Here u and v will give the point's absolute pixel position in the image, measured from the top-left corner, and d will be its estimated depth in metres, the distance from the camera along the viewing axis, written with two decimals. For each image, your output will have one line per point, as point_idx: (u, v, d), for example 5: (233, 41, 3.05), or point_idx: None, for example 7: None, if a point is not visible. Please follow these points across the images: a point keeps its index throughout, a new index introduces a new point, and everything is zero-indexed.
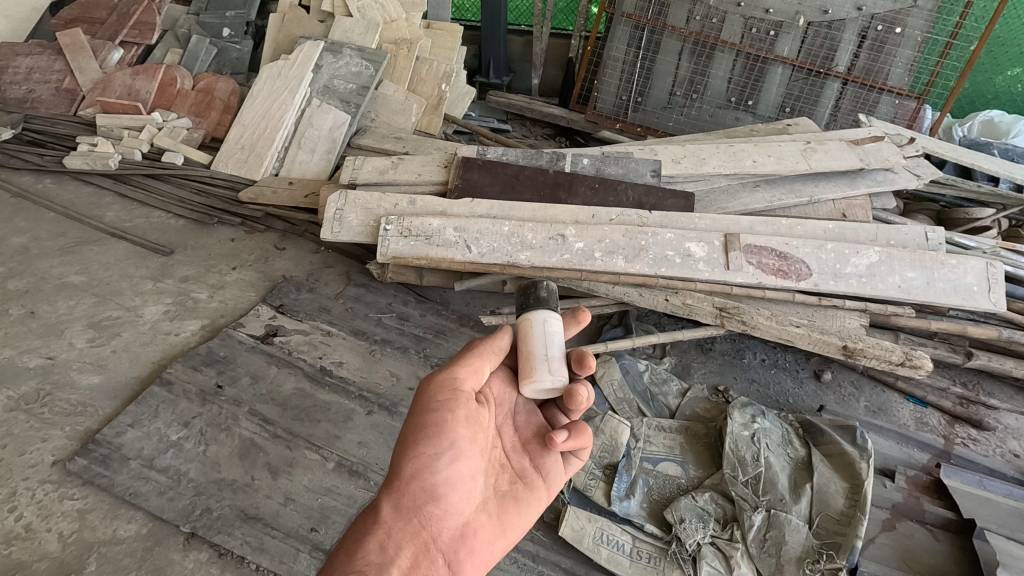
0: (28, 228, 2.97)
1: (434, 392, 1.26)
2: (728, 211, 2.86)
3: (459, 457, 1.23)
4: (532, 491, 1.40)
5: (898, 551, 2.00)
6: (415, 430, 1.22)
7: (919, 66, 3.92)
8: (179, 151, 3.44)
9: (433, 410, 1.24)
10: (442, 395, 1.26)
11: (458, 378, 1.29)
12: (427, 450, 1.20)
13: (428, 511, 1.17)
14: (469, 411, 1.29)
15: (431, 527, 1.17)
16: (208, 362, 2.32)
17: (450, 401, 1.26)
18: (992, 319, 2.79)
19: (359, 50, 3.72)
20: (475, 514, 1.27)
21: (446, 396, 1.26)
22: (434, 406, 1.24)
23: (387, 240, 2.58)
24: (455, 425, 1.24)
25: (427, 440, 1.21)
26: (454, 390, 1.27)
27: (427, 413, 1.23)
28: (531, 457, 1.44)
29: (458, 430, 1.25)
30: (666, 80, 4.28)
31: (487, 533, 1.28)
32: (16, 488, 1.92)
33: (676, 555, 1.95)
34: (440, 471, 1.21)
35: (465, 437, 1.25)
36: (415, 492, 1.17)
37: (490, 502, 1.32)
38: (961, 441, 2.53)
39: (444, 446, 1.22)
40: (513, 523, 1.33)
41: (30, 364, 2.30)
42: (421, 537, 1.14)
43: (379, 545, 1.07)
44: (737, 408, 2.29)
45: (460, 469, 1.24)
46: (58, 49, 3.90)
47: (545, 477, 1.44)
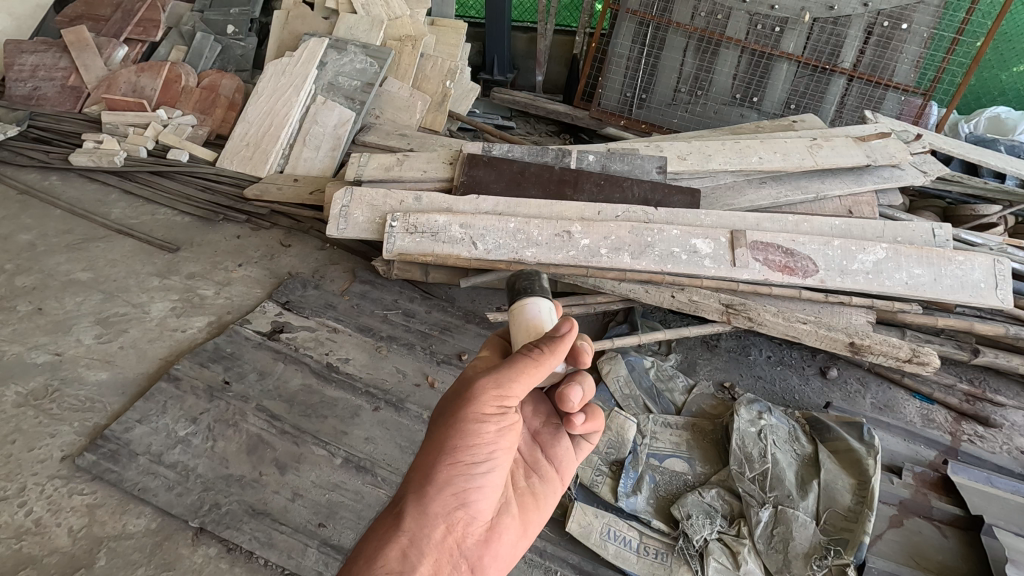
0: (35, 225, 2.98)
1: (476, 399, 1.13)
2: (734, 207, 2.85)
3: (494, 466, 1.14)
4: (549, 485, 1.36)
5: (907, 547, 2.00)
6: (448, 435, 1.12)
7: (925, 63, 3.90)
8: (184, 148, 3.47)
9: (472, 419, 1.12)
10: (484, 404, 1.13)
11: (502, 387, 1.14)
12: (462, 457, 1.11)
13: (457, 517, 1.10)
14: (509, 421, 1.16)
15: (458, 533, 1.09)
16: (216, 358, 2.33)
17: (490, 409, 1.13)
18: (999, 316, 2.78)
19: (364, 47, 3.72)
20: (502, 517, 1.19)
21: (486, 404, 1.13)
22: (472, 414, 1.12)
23: (392, 237, 2.59)
24: (495, 437, 1.13)
25: (462, 447, 1.11)
26: (498, 398, 1.14)
27: (470, 420, 1.12)
28: (544, 448, 1.39)
29: (497, 440, 1.14)
30: (671, 77, 4.26)
31: (515, 537, 1.21)
32: (25, 482, 1.93)
33: (683, 551, 1.95)
34: (472, 478, 1.12)
35: (503, 447, 1.15)
36: (446, 500, 1.09)
37: (514, 502, 1.25)
38: (967, 438, 2.53)
39: (479, 455, 1.12)
40: (533, 522, 1.27)
41: (38, 360, 2.31)
42: (447, 544, 1.07)
43: (402, 552, 1.02)
44: (743, 404, 2.30)
45: (494, 476, 1.15)
46: (63, 46, 3.90)
47: (561, 469, 1.40)
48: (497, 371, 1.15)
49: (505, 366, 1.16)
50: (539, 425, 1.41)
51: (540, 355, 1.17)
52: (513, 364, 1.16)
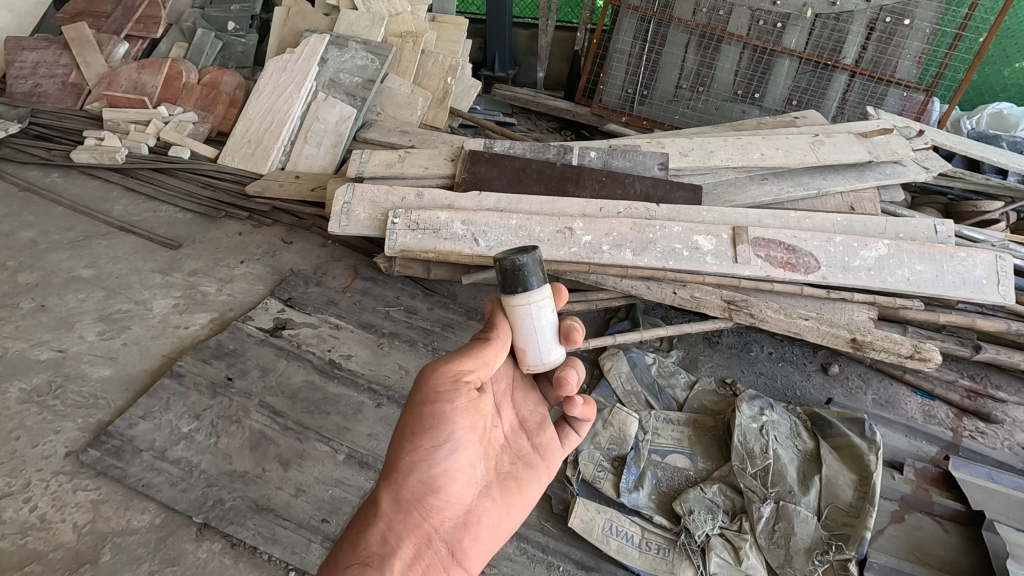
0: (37, 222, 2.98)
1: (434, 382, 1.17)
2: (736, 203, 2.85)
3: (458, 448, 1.17)
4: (527, 470, 1.39)
5: (908, 543, 2.00)
6: (413, 421, 1.15)
7: (927, 59, 3.89)
8: (186, 145, 3.47)
9: (432, 402, 1.15)
10: (442, 386, 1.17)
11: (462, 365, 1.19)
12: (425, 441, 1.14)
13: (429, 501, 1.13)
14: (468, 401, 1.19)
15: (433, 517, 1.13)
16: (219, 355, 2.34)
17: (450, 390, 1.17)
18: (1001, 312, 2.79)
19: (365, 43, 3.71)
20: (478, 501, 1.24)
21: (446, 386, 1.17)
22: (431, 397, 1.16)
23: (394, 234, 2.59)
24: (454, 414, 1.17)
25: (426, 432, 1.14)
26: (456, 379, 1.18)
27: (427, 406, 1.15)
28: (530, 436, 1.45)
29: (457, 421, 1.17)
30: (673, 73, 4.26)
31: (491, 518, 1.25)
32: (30, 479, 1.94)
33: (684, 546, 1.96)
34: (439, 462, 1.15)
35: (465, 427, 1.18)
36: (415, 485, 1.11)
37: (492, 487, 1.29)
38: (969, 434, 2.53)
39: (442, 438, 1.15)
40: (512, 503, 1.32)
41: (42, 357, 2.31)
42: (423, 527, 1.10)
43: (380, 538, 1.04)
44: (745, 401, 2.30)
45: (460, 458, 1.18)
46: (64, 42, 3.90)
47: (539, 456, 1.45)
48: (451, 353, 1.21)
49: (461, 348, 1.24)
50: (527, 414, 1.46)
51: (490, 332, 1.29)
52: (468, 345, 1.25)
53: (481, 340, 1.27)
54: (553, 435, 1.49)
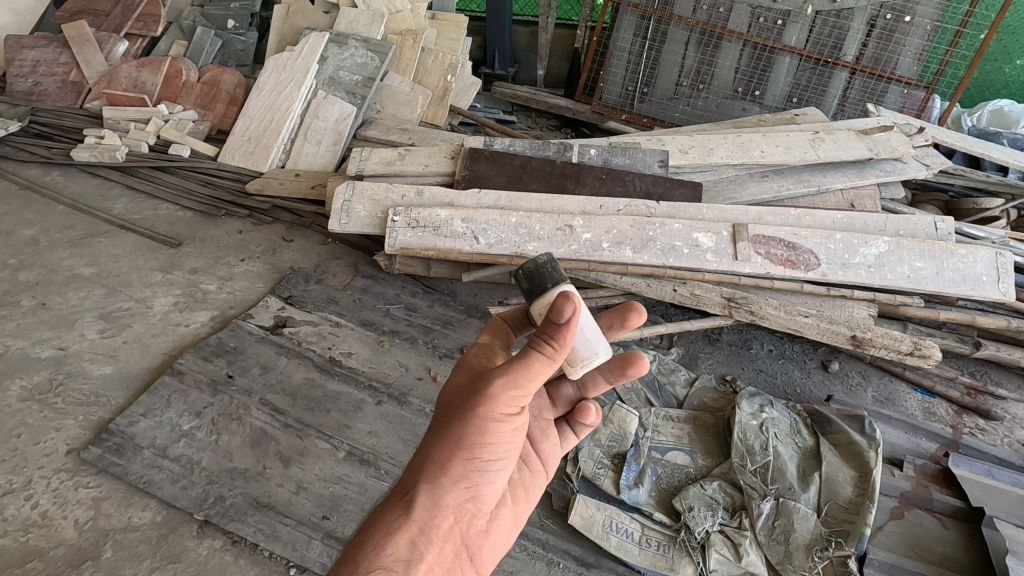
0: (37, 221, 2.99)
1: (499, 397, 1.13)
2: (736, 200, 2.85)
3: (505, 465, 1.17)
4: (536, 477, 1.38)
5: (908, 539, 2.00)
6: (470, 429, 1.11)
7: (928, 55, 3.88)
8: (186, 143, 3.47)
9: (496, 419, 1.12)
10: (506, 405, 1.13)
11: (525, 389, 1.14)
12: (481, 453, 1.12)
13: (465, 509, 1.10)
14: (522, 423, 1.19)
15: (463, 526, 1.10)
16: (219, 352, 2.34)
17: (512, 411, 1.15)
18: (1001, 309, 2.79)
19: (365, 41, 3.70)
20: (499, 509, 1.22)
21: (509, 404, 1.14)
22: (495, 412, 1.12)
23: (394, 231, 2.59)
24: (510, 434, 1.15)
25: (483, 444, 1.12)
26: (520, 401, 1.15)
27: (489, 420, 1.12)
28: (536, 442, 1.41)
29: (513, 440, 1.17)
30: (673, 70, 4.25)
31: (509, 527, 1.25)
32: (31, 476, 1.94)
33: (684, 543, 1.96)
34: (487, 475, 1.14)
35: (516, 447, 1.18)
36: (458, 496, 1.09)
37: (508, 495, 1.27)
38: (969, 431, 2.53)
39: (497, 454, 1.15)
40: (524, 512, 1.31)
41: (43, 355, 2.32)
42: (454, 535, 1.08)
43: (412, 543, 1.00)
44: (745, 398, 2.31)
45: (503, 475, 1.18)
46: (64, 41, 3.90)
47: (545, 462, 1.42)
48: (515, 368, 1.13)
49: (521, 363, 1.14)
50: (531, 419, 1.43)
51: (552, 350, 1.15)
52: (528, 361, 1.14)
53: (540, 359, 1.14)
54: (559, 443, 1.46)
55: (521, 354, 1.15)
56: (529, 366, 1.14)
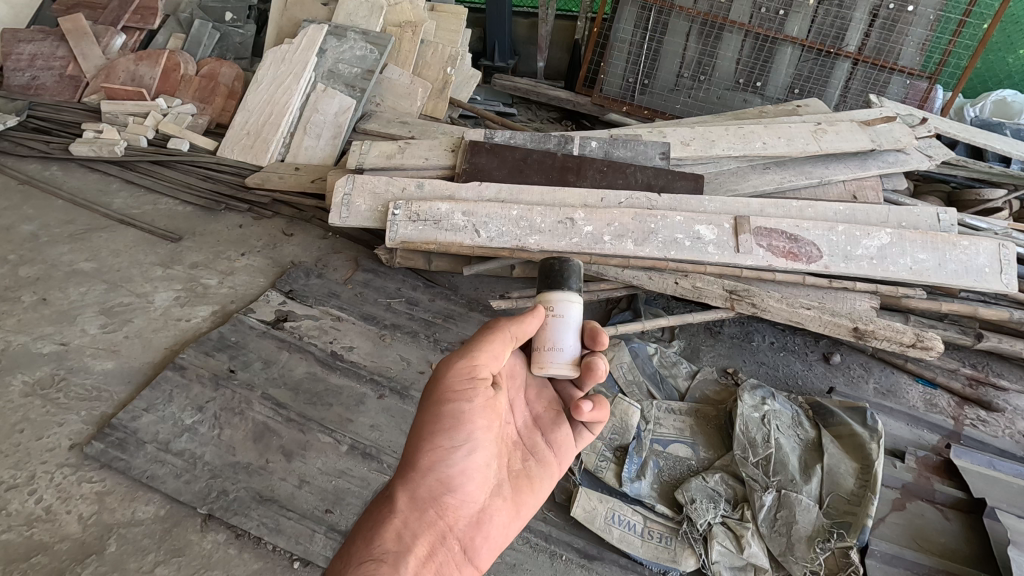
0: (37, 216, 2.98)
1: (450, 381, 1.19)
2: (737, 192, 2.84)
3: (474, 447, 1.20)
4: (543, 469, 1.40)
5: (909, 530, 2.01)
6: (431, 419, 1.17)
7: (931, 46, 3.85)
8: (185, 137, 3.46)
9: (449, 401, 1.18)
10: (459, 385, 1.20)
11: (475, 364, 1.21)
12: (443, 441, 1.16)
13: (442, 499, 1.15)
14: (483, 403, 1.23)
15: (447, 515, 1.15)
16: (221, 347, 2.34)
17: (467, 389, 1.19)
18: (1004, 300, 2.78)
19: (364, 33, 3.68)
20: (490, 501, 1.26)
21: (464, 385, 1.20)
22: (450, 396, 1.18)
23: (395, 225, 2.58)
24: (471, 415, 1.19)
25: (443, 429, 1.17)
26: (472, 378, 1.21)
27: (444, 403, 1.18)
28: (542, 431, 1.45)
29: (475, 420, 1.20)
30: (674, 61, 4.23)
31: (503, 517, 1.26)
32: (35, 471, 1.94)
33: (687, 535, 1.97)
34: (456, 461, 1.18)
35: (482, 426, 1.21)
36: (431, 483, 1.14)
37: (503, 486, 1.30)
38: (970, 422, 2.54)
39: (461, 437, 1.18)
40: (523, 503, 1.32)
41: (45, 350, 2.32)
42: (437, 524, 1.12)
43: (395, 534, 1.06)
44: (747, 390, 2.31)
45: (476, 458, 1.21)
46: (61, 34, 3.88)
47: (554, 453, 1.45)
48: (469, 346, 1.24)
49: (478, 339, 1.26)
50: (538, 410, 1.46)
51: (511, 332, 1.28)
52: (486, 335, 1.26)
53: (496, 334, 1.27)
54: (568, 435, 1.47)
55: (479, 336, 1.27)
56: (485, 340, 1.25)
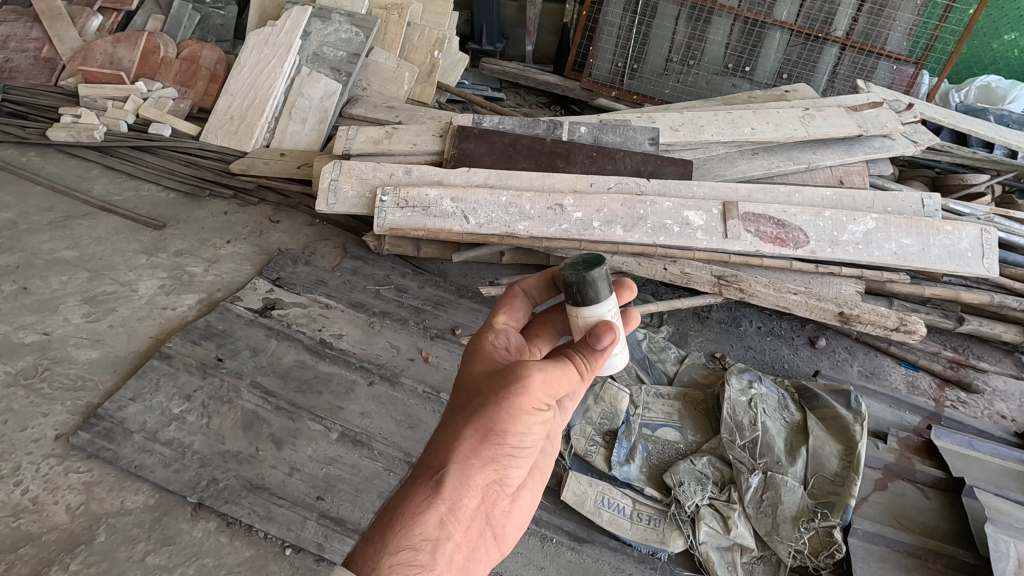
0: (14, 203, 2.90)
1: (532, 390, 1.11)
2: (726, 178, 2.85)
3: (531, 450, 1.17)
4: (544, 456, 1.32)
5: (890, 509, 2.05)
6: (500, 415, 1.10)
7: (918, 31, 3.86)
8: (167, 122, 3.39)
9: (529, 408, 1.12)
10: (538, 396, 1.13)
11: (554, 393, 1.16)
12: (509, 441, 1.11)
13: (491, 490, 1.11)
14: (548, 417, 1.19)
15: (488, 502, 1.12)
16: (208, 335, 2.32)
17: (542, 405, 1.14)
18: (985, 284, 2.84)
19: (349, 15, 3.61)
20: (521, 492, 1.22)
21: (541, 402, 1.14)
22: (525, 402, 1.11)
23: (383, 212, 2.55)
24: (538, 423, 1.15)
25: (512, 430, 1.11)
26: (549, 395, 1.15)
27: (520, 406, 1.10)
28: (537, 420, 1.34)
29: (539, 427, 1.16)
30: (663, 46, 4.21)
31: (526, 507, 1.24)
32: (20, 462, 1.92)
33: (675, 516, 2.00)
34: (513, 458, 1.13)
35: (542, 434, 1.18)
36: (485, 474, 1.09)
37: (527, 479, 1.25)
38: (951, 403, 2.60)
39: (525, 439, 1.14)
40: (537, 492, 1.29)
41: (27, 340, 2.28)
42: (478, 513, 1.09)
43: (438, 518, 1.02)
44: (734, 373, 2.34)
45: (528, 459, 1.18)
46: (34, 15, 3.77)
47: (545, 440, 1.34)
48: (553, 371, 1.14)
49: (558, 367, 1.16)
50: None
51: (585, 370, 1.21)
52: (566, 369, 1.17)
53: (573, 371, 1.19)
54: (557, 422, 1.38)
55: (557, 361, 1.18)
56: (563, 372, 1.16)
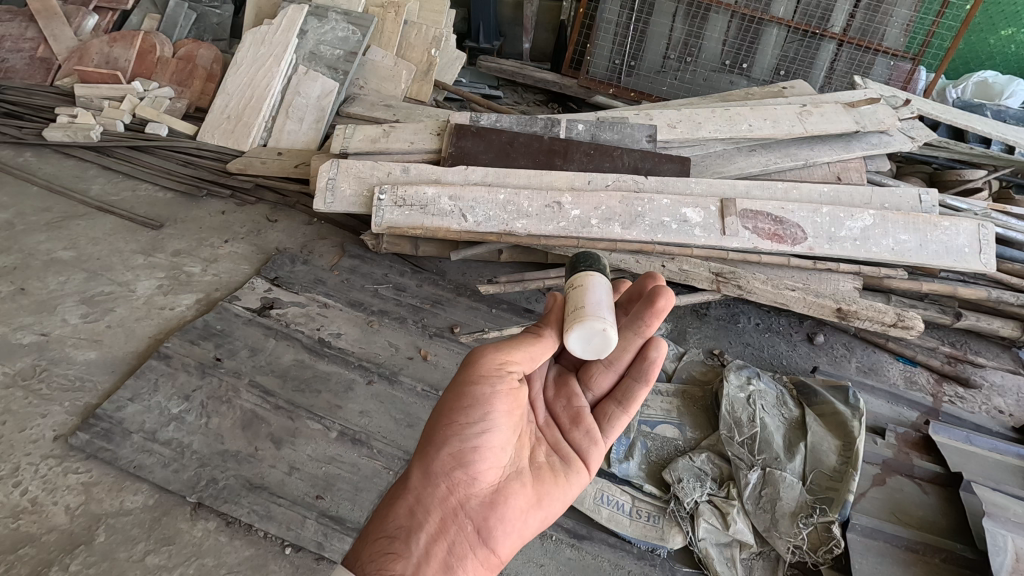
0: (11, 204, 2.90)
1: (472, 368, 1.23)
2: (724, 174, 2.85)
3: (492, 429, 1.21)
4: (567, 464, 1.38)
5: (888, 503, 2.06)
6: (450, 401, 1.22)
7: (915, 27, 3.86)
8: (163, 121, 3.38)
9: (474, 383, 1.21)
10: (483, 369, 1.22)
11: (507, 356, 1.22)
12: (460, 425, 1.20)
13: (459, 478, 1.20)
14: (508, 392, 1.24)
15: (459, 492, 1.20)
16: (206, 335, 2.32)
17: (492, 375, 1.21)
18: (982, 280, 2.84)
19: (346, 14, 3.60)
20: (510, 482, 1.26)
21: (492, 370, 1.22)
22: (471, 379, 1.21)
23: (381, 210, 2.55)
24: (492, 397, 1.21)
25: (460, 411, 1.20)
26: (498, 366, 1.22)
27: (466, 385, 1.21)
28: (565, 431, 1.43)
29: (495, 403, 1.22)
30: (661, 43, 4.20)
31: (523, 503, 1.26)
32: (19, 463, 1.92)
33: (674, 513, 2.01)
34: (472, 439, 1.20)
35: (502, 410, 1.22)
36: (445, 460, 1.20)
37: (523, 472, 1.29)
38: (948, 399, 2.60)
39: (478, 416, 1.20)
40: (550, 495, 1.31)
41: (25, 341, 2.27)
42: (449, 503, 1.18)
43: (409, 508, 1.18)
44: (732, 370, 2.35)
45: (493, 440, 1.22)
46: (29, 15, 3.75)
47: (580, 450, 1.41)
48: (497, 341, 1.24)
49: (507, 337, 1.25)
50: (559, 410, 1.46)
51: (541, 328, 1.28)
52: (514, 339, 1.26)
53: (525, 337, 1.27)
54: (593, 429, 1.44)
55: (513, 336, 1.28)
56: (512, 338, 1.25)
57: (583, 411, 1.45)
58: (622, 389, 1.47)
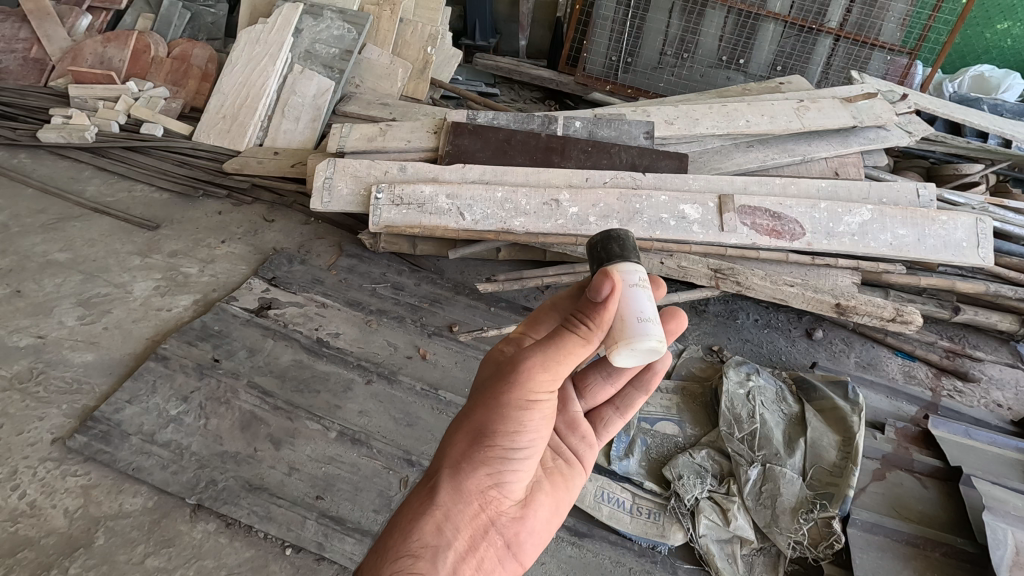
0: (5, 206, 2.88)
1: (520, 383, 1.09)
2: (721, 171, 2.86)
3: (532, 452, 1.13)
4: (573, 468, 1.32)
5: (888, 498, 2.06)
6: (488, 416, 1.10)
7: (911, 21, 3.86)
8: (158, 121, 3.36)
9: (521, 403, 1.09)
10: (530, 389, 1.10)
11: (555, 373, 1.10)
12: (501, 439, 1.09)
13: (491, 495, 1.10)
14: (550, 405, 1.15)
15: (491, 508, 1.10)
16: (204, 336, 2.31)
17: (539, 396, 1.11)
18: (981, 274, 2.84)
19: (341, 12, 3.58)
20: (536, 494, 1.20)
21: (537, 391, 1.11)
22: (517, 399, 1.09)
23: (378, 209, 2.54)
24: (538, 421, 1.12)
25: (501, 430, 1.09)
26: (546, 386, 1.11)
27: (512, 405, 1.09)
28: (565, 435, 1.37)
29: (538, 426, 1.13)
30: (658, 38, 4.19)
31: (546, 514, 1.20)
32: (17, 467, 1.91)
33: (674, 509, 2.01)
34: (512, 459, 1.11)
35: (543, 432, 1.14)
36: (480, 477, 1.09)
37: (543, 480, 1.23)
38: (948, 393, 2.61)
39: (521, 439, 1.11)
40: (562, 501, 1.26)
41: (21, 344, 2.26)
42: (481, 519, 1.08)
43: (436, 525, 1.04)
44: (732, 366, 2.36)
45: (530, 461, 1.14)
46: (22, 15, 3.73)
47: (579, 455, 1.37)
48: (548, 353, 1.10)
49: (555, 346, 1.11)
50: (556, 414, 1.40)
51: (589, 331, 1.11)
52: (560, 343, 1.10)
53: (574, 341, 1.11)
54: (590, 434, 1.41)
55: (554, 337, 1.12)
56: (562, 350, 1.10)
57: (580, 416, 1.41)
58: (620, 395, 1.48)
